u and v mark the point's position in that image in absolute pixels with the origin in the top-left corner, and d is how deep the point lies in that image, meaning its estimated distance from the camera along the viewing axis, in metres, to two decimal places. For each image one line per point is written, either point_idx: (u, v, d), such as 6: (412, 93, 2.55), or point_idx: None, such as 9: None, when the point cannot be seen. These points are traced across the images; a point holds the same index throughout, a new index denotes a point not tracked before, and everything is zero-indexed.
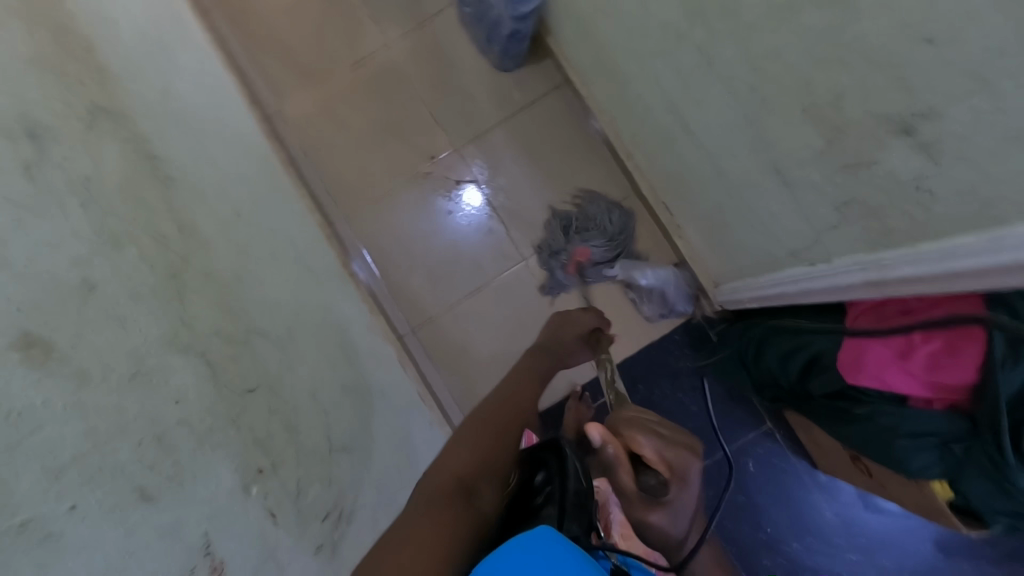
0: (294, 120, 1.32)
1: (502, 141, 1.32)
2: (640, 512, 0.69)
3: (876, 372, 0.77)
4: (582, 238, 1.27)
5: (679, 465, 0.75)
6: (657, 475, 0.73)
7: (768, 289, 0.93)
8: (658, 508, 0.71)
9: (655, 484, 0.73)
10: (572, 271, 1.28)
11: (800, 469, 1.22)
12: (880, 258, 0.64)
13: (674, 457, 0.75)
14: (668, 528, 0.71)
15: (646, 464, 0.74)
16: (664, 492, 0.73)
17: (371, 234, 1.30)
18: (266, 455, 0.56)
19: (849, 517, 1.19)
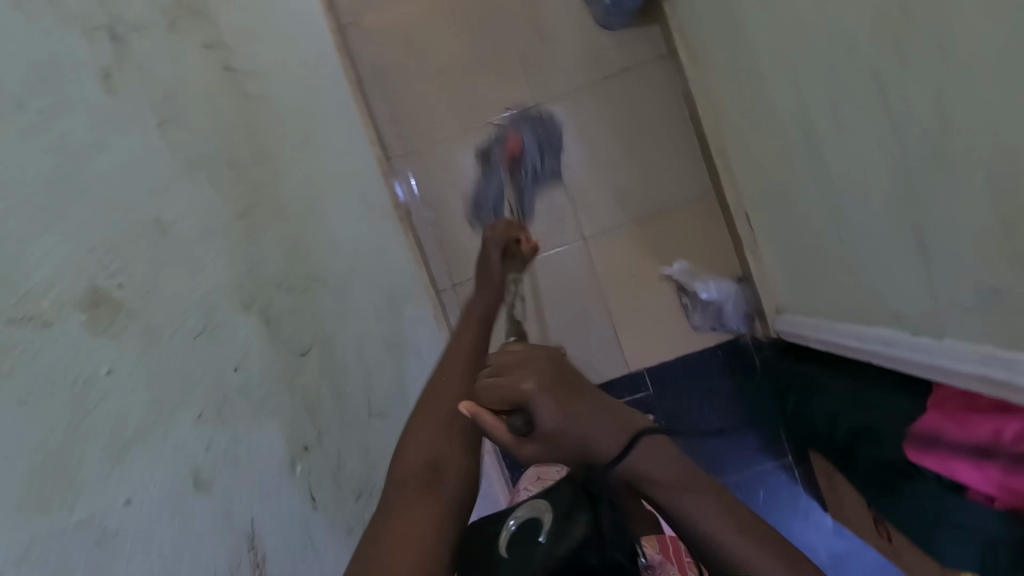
0: (369, 34, 1.21)
1: (586, 105, 1.20)
2: (514, 444, 0.50)
3: (946, 465, 0.72)
4: (515, 136, 1.20)
5: (522, 397, 0.48)
6: (521, 414, 0.49)
7: (847, 341, 0.87)
8: (546, 450, 0.49)
9: (529, 425, 0.49)
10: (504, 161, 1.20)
11: (807, 509, 1.19)
12: (1011, 364, 0.58)
13: (539, 429, 0.48)
14: (580, 433, 0.48)
15: (506, 409, 0.50)
16: (535, 420, 0.48)
17: (428, 175, 1.22)
18: (314, 425, 0.53)
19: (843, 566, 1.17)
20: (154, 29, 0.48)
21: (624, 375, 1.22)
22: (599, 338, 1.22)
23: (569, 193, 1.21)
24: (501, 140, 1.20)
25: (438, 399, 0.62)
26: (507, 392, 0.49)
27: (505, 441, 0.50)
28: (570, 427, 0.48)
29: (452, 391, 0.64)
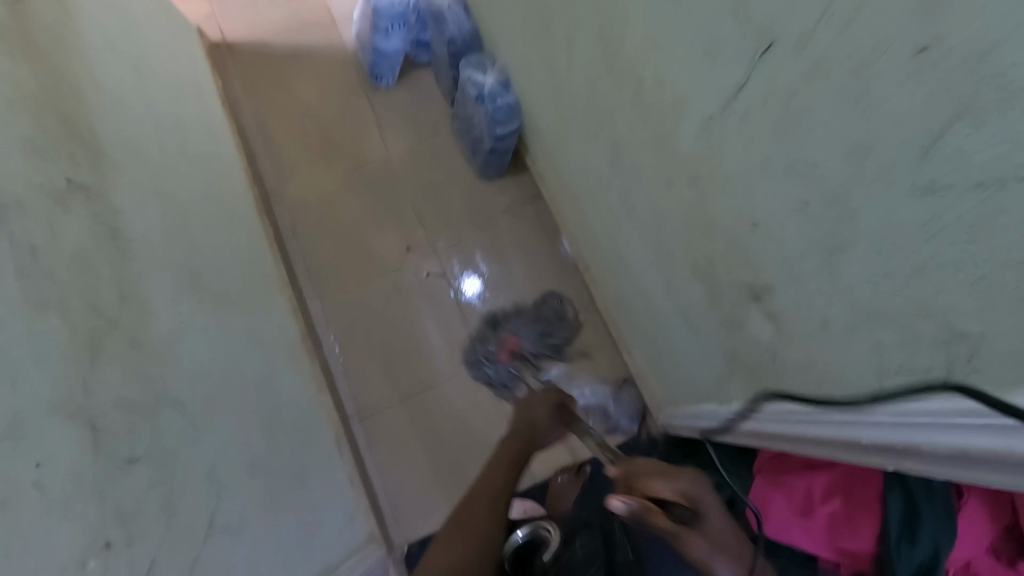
0: (290, 200, 1.45)
1: (473, 241, 1.40)
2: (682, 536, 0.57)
3: (780, 530, 0.75)
4: (508, 327, 1.32)
5: (692, 491, 0.59)
6: (686, 506, 0.58)
7: (694, 420, 0.92)
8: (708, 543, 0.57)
9: (693, 517, 0.57)
10: (503, 359, 1.30)
11: None
12: (758, 412, 0.65)
13: (699, 539, 0.57)
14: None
15: (668, 500, 0.59)
16: (699, 521, 0.57)
17: (339, 311, 1.37)
18: (125, 529, 0.58)
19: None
20: (38, 205, 0.64)
21: (528, 487, 1.24)
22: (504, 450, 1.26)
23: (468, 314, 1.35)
24: (495, 334, 1.33)
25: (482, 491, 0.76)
26: (686, 496, 0.59)
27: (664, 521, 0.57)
28: (725, 534, 0.58)
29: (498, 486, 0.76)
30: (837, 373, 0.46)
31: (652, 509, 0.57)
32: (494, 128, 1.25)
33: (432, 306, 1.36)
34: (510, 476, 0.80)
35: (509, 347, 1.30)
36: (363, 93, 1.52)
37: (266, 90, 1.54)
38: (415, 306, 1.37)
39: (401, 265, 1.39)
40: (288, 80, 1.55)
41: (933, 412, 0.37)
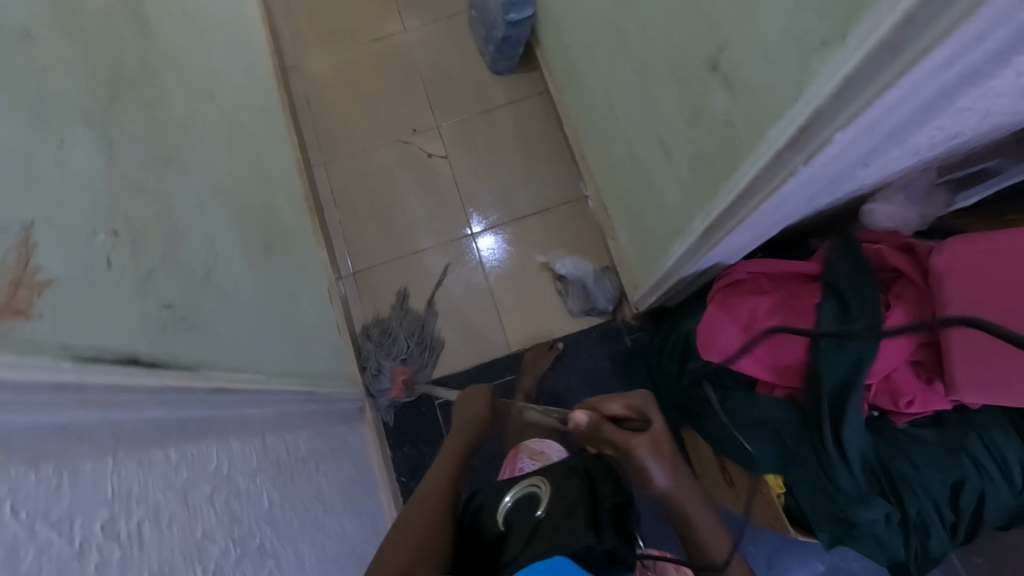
0: (308, 77, 1.51)
1: (478, 129, 1.46)
2: (657, 475, 0.68)
3: (725, 348, 0.80)
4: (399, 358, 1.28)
5: (642, 411, 0.73)
6: (636, 418, 0.73)
7: (661, 273, 0.98)
8: (650, 444, 0.69)
9: (643, 426, 0.72)
10: (398, 392, 1.25)
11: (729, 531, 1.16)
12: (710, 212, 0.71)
13: (641, 445, 0.68)
14: (678, 489, 0.70)
15: (621, 415, 0.74)
16: (644, 427, 0.72)
17: (345, 181, 1.43)
18: (131, 229, 0.64)
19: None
20: None
21: (503, 356, 1.31)
22: (485, 322, 1.33)
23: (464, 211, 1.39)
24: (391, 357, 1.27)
25: (445, 464, 0.83)
26: (634, 409, 0.74)
27: (645, 460, 0.68)
28: (664, 445, 0.70)
29: (454, 458, 0.85)
30: (769, 111, 0.51)
31: (595, 420, 0.72)
32: (508, 12, 1.27)
33: (432, 185, 1.42)
34: (450, 471, 0.81)
35: (400, 379, 1.26)
36: None
37: None
38: (417, 184, 1.43)
39: (407, 145, 1.45)
40: None
41: (831, 64, 0.42)
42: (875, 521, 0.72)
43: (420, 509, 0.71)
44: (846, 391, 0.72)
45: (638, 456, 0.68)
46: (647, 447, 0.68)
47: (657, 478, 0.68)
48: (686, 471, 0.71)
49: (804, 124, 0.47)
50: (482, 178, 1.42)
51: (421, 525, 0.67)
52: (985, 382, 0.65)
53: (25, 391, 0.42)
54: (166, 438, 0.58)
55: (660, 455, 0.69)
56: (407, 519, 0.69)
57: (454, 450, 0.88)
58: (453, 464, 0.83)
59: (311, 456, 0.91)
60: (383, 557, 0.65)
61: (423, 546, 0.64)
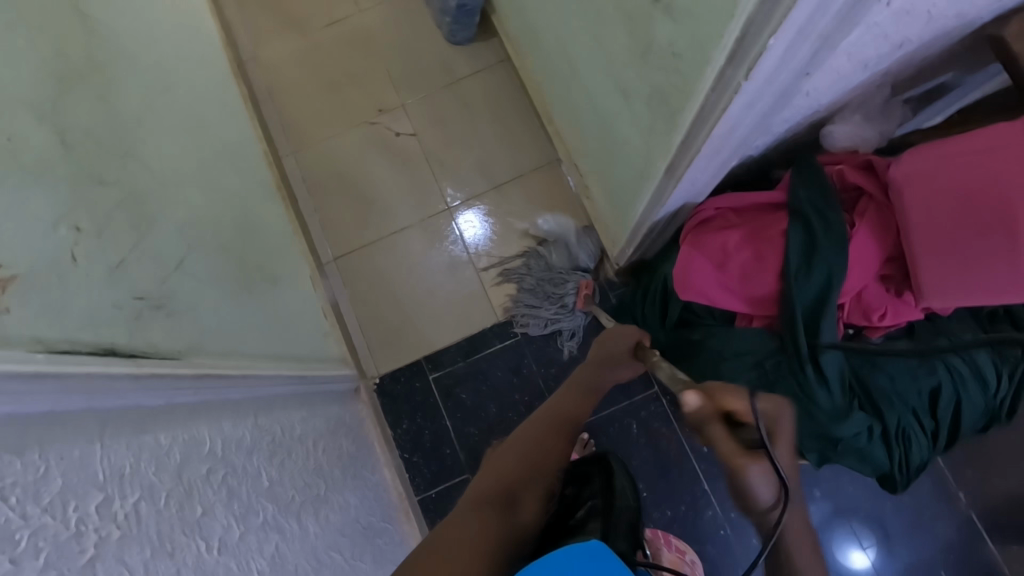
0: (266, 67, 1.48)
1: (443, 103, 1.44)
2: (766, 502, 0.58)
3: (700, 285, 0.80)
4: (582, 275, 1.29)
5: (772, 418, 0.62)
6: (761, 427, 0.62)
7: (633, 223, 0.99)
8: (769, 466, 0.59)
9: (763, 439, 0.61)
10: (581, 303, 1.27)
11: None
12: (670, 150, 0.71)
13: (754, 465, 0.58)
14: (786, 522, 0.58)
15: (740, 421, 0.64)
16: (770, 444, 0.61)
17: (315, 169, 1.42)
18: (95, 224, 0.64)
19: (703, 515, 1.19)
20: None
21: (492, 325, 1.32)
22: (471, 295, 1.34)
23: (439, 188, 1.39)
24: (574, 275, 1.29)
25: (568, 398, 0.81)
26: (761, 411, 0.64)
27: (756, 473, 0.58)
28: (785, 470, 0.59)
29: (578, 395, 0.82)
30: (711, 33, 0.51)
31: (712, 417, 0.63)
32: None
33: (403, 164, 1.41)
34: (560, 434, 0.73)
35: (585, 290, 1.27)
36: None
37: None
38: (388, 164, 1.42)
39: (374, 126, 1.44)
40: None
41: None
42: (857, 435, 0.75)
43: (524, 445, 0.69)
44: (819, 312, 0.73)
45: (749, 475, 0.58)
46: (764, 470, 0.58)
47: (766, 505, 0.58)
48: (799, 500, 0.61)
49: (746, 38, 0.47)
50: (453, 152, 1.41)
51: (508, 471, 0.65)
52: (945, 277, 0.66)
53: (2, 382, 0.43)
54: (154, 423, 0.59)
55: (777, 483, 0.59)
56: (526, 436, 0.71)
57: (583, 390, 0.83)
58: (562, 426, 0.75)
59: (309, 438, 0.93)
60: (485, 482, 0.64)
61: (520, 488, 0.62)
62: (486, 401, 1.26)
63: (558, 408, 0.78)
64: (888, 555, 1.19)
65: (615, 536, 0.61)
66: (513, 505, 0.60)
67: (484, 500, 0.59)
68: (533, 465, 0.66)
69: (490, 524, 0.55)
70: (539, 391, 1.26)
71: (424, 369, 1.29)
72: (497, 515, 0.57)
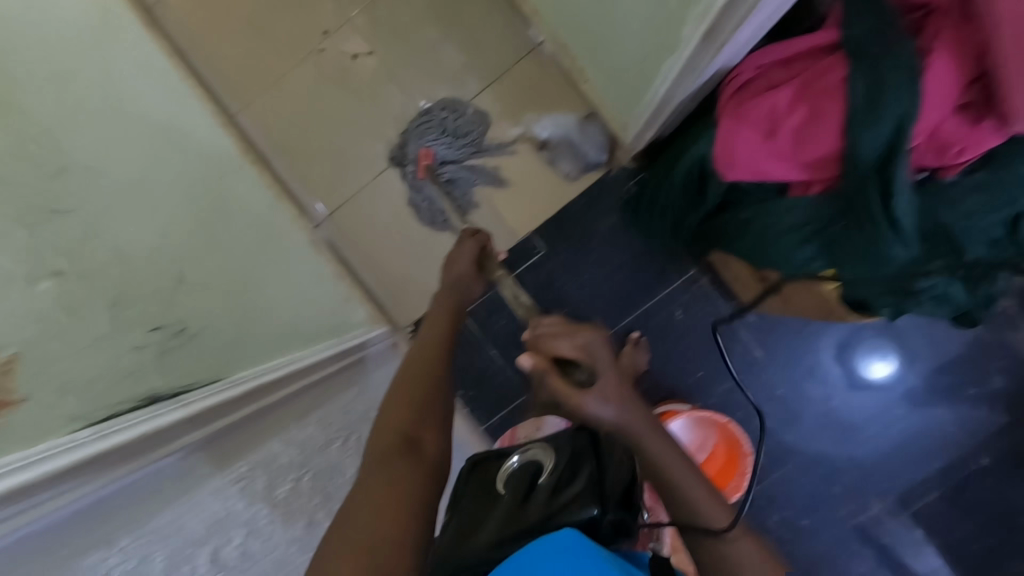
0: (176, 9, 1.24)
1: (393, 5, 1.23)
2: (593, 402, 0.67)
3: (750, 160, 0.73)
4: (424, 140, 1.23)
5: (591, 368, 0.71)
6: (584, 368, 0.71)
7: (654, 103, 0.87)
8: (598, 404, 0.67)
9: (587, 378, 0.71)
10: (422, 173, 1.22)
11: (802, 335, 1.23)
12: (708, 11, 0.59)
13: (587, 397, 0.67)
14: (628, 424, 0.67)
15: (573, 359, 0.72)
16: (596, 377, 0.70)
17: (273, 120, 1.25)
18: (73, 264, 0.55)
19: (761, 376, 1.24)
20: None
21: (512, 247, 1.24)
22: (482, 220, 1.24)
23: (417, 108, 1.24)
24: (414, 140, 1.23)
25: (433, 326, 0.80)
26: (583, 352, 0.72)
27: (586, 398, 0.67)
28: (613, 391, 0.68)
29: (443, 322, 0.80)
30: None
31: (548, 366, 0.71)
32: None
33: (369, 89, 1.25)
34: (436, 352, 0.75)
35: (422, 163, 1.20)
36: None
37: None
38: (353, 95, 1.25)
39: (323, 53, 1.24)
40: None
41: None
42: (935, 281, 0.72)
43: (402, 387, 0.69)
44: (890, 163, 0.66)
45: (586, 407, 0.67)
46: (594, 398, 0.67)
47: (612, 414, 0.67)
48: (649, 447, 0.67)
49: None
50: (420, 63, 1.23)
51: (398, 420, 0.65)
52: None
53: (60, 479, 0.38)
54: (228, 455, 0.55)
55: (613, 402, 0.67)
56: (409, 376, 0.70)
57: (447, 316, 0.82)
58: (439, 359, 0.73)
59: (371, 409, 0.91)
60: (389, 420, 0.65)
61: (420, 429, 0.65)
62: (525, 324, 1.23)
63: (431, 338, 0.77)
64: (907, 361, 1.23)
65: (607, 503, 0.59)
66: (416, 451, 0.62)
67: (388, 449, 0.61)
68: (416, 405, 0.67)
69: (401, 480, 0.56)
70: (577, 302, 1.22)
71: None
72: (404, 459, 0.59)
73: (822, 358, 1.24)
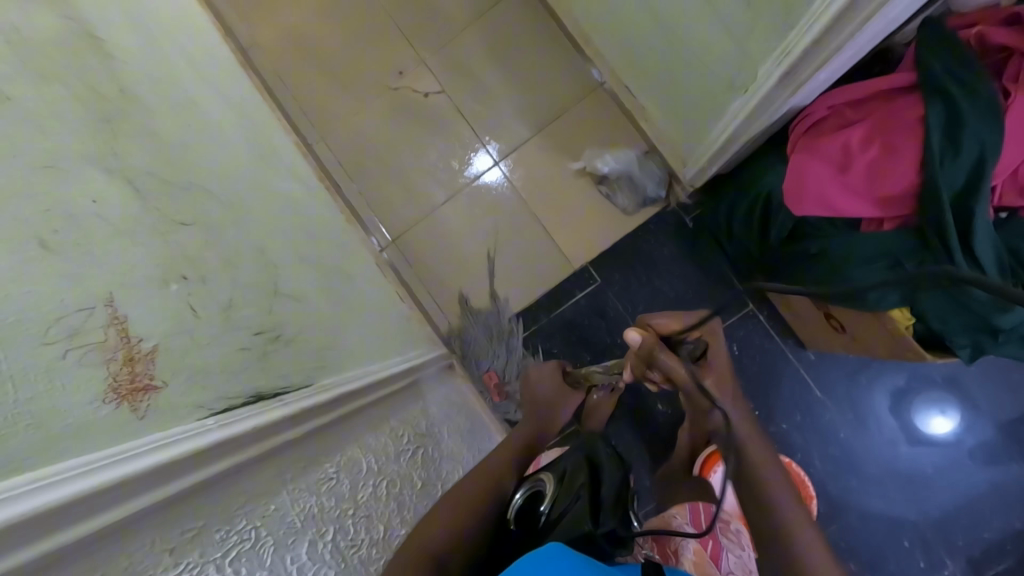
0: (268, 50, 1.36)
1: (464, 48, 1.32)
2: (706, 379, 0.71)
3: (821, 195, 0.74)
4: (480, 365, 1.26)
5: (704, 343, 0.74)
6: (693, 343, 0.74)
7: (720, 139, 0.90)
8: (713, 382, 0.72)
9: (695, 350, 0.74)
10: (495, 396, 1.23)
11: (860, 375, 1.20)
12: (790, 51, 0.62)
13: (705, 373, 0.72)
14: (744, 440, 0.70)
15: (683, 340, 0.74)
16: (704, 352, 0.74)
17: (347, 150, 1.34)
18: (195, 270, 0.60)
19: (822, 421, 1.20)
20: None
21: (568, 275, 1.27)
22: (540, 249, 1.28)
23: (482, 143, 1.31)
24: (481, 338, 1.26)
25: (500, 455, 0.85)
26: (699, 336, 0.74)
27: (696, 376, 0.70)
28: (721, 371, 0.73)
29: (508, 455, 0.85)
30: None
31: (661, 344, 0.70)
32: None
33: (439, 124, 1.32)
34: (487, 486, 0.76)
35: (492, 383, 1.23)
36: None
37: None
38: (422, 130, 1.33)
39: (397, 91, 1.34)
40: None
41: None
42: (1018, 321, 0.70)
43: (450, 498, 0.71)
44: (969, 200, 0.66)
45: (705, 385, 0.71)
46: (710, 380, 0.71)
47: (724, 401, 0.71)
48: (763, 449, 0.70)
49: None
50: (487, 100, 1.31)
51: (448, 523, 0.67)
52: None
53: (191, 462, 0.42)
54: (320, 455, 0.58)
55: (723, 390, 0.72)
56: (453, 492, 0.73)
57: (506, 451, 0.87)
58: (490, 486, 0.76)
59: (433, 424, 0.93)
60: (427, 532, 0.64)
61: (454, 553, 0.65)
62: (579, 351, 1.24)
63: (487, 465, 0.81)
64: (973, 419, 1.18)
65: (602, 518, 0.72)
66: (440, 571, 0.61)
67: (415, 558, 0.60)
68: (457, 515, 0.69)
69: None
70: (631, 332, 1.23)
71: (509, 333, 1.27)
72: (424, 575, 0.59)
73: (884, 414, 1.19)
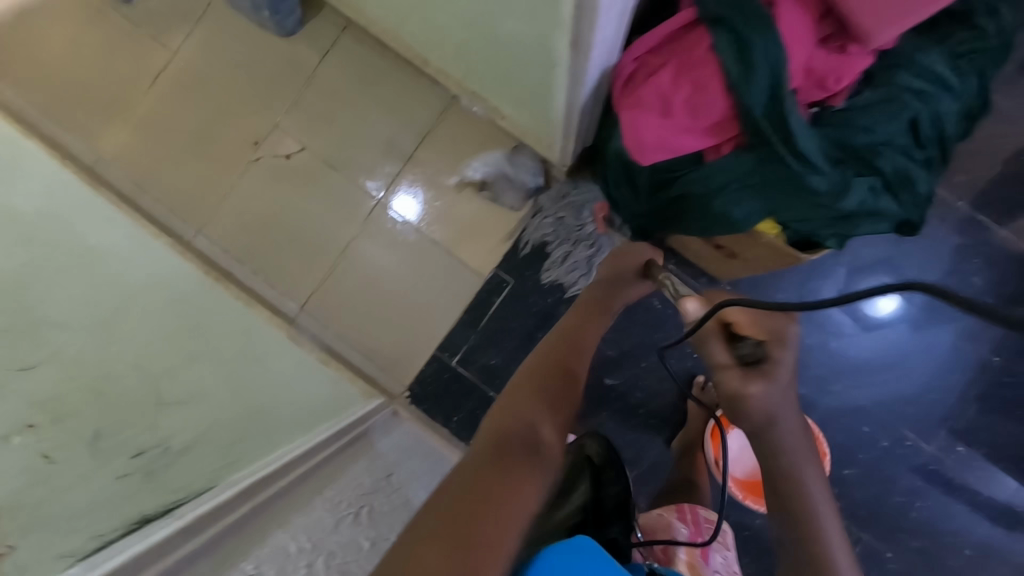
0: (117, 161, 1.31)
1: (313, 101, 1.31)
2: (737, 381, 0.62)
3: (657, 140, 0.76)
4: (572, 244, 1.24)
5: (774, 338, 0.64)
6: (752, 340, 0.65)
7: (561, 118, 0.93)
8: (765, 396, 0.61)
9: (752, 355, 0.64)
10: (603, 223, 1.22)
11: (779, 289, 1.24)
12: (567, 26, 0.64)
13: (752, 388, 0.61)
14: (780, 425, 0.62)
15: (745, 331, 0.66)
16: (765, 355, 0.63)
17: (228, 234, 1.30)
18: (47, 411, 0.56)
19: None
20: None
21: (482, 285, 1.27)
22: (448, 270, 1.28)
23: (358, 186, 1.30)
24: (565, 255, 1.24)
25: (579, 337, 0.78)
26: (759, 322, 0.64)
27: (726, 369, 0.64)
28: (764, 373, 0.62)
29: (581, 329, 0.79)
30: None
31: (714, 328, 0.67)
32: None
33: (311, 181, 1.30)
34: (548, 383, 0.68)
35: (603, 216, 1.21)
36: (117, 16, 1.33)
37: (14, 65, 1.32)
38: (297, 191, 1.31)
39: (261, 162, 1.31)
40: (30, 42, 1.33)
41: None
42: (863, 200, 0.74)
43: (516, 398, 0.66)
44: (778, 105, 0.70)
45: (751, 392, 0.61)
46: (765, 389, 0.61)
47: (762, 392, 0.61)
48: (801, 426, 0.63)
49: None
50: (351, 144, 1.30)
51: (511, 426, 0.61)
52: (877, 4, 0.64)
53: None
54: (233, 555, 0.56)
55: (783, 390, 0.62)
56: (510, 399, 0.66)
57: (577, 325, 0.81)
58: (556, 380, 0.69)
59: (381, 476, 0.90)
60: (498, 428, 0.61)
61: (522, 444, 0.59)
62: (516, 355, 1.25)
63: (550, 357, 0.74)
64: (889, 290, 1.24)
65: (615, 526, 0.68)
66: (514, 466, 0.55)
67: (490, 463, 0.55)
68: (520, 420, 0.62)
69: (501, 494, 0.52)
70: (559, 320, 1.25)
71: (445, 360, 1.26)
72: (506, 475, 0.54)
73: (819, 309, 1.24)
